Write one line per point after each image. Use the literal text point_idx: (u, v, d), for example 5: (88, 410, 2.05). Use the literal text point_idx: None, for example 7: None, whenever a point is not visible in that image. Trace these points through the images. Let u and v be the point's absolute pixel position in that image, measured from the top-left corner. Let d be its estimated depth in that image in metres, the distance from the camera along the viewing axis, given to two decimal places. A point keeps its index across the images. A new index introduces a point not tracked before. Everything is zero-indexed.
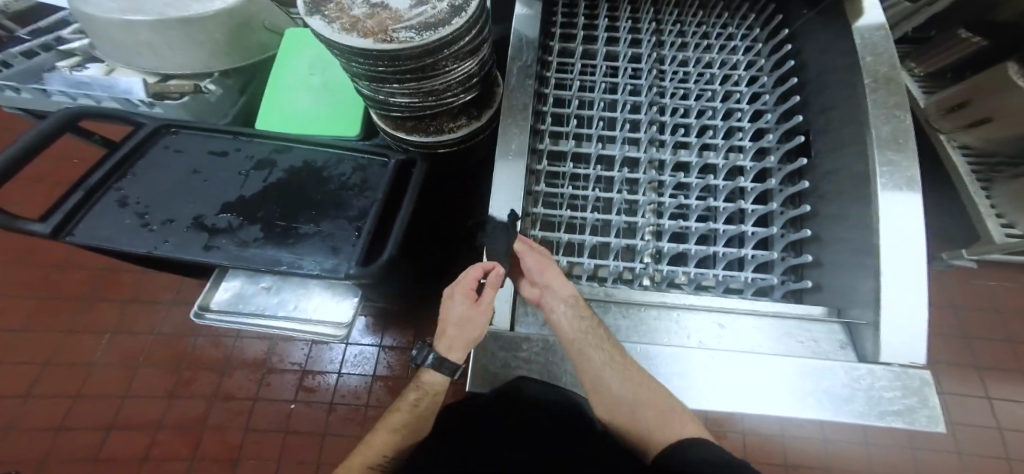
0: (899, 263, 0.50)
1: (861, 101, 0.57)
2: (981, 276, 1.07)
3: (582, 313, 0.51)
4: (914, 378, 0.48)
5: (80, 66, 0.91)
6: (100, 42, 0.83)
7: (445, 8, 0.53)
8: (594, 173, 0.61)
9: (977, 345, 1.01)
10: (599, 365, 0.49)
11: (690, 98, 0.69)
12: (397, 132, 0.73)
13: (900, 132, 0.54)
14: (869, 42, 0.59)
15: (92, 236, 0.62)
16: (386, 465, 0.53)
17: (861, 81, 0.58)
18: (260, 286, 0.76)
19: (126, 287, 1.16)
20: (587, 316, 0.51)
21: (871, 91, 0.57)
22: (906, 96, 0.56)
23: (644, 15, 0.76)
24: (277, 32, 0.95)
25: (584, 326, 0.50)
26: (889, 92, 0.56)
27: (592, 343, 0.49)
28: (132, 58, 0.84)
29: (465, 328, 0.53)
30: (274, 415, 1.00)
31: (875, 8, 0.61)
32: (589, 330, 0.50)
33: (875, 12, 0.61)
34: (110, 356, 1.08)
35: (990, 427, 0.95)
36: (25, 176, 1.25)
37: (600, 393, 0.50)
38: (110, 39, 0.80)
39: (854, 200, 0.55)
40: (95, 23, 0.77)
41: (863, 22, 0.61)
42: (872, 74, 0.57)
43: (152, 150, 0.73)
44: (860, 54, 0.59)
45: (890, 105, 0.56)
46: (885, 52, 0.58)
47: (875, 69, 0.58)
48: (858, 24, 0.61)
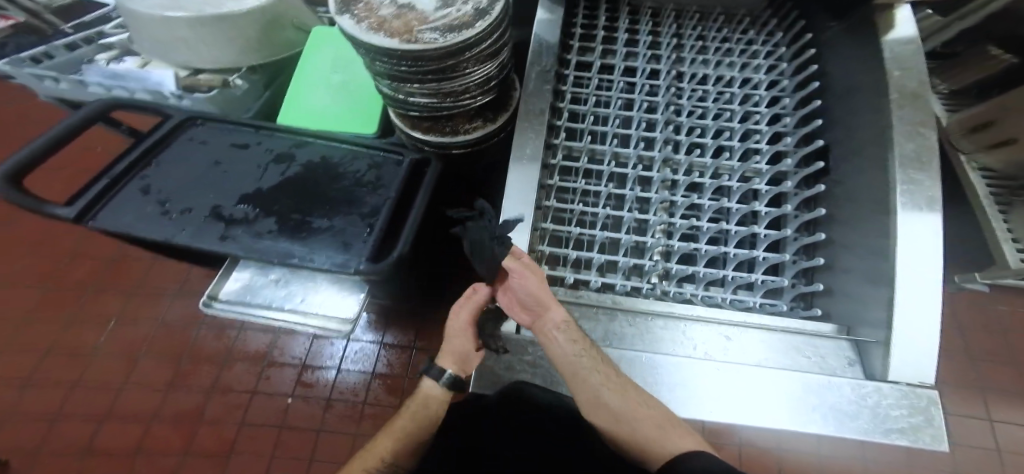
0: (916, 282, 0.50)
1: (886, 117, 0.58)
2: (991, 300, 1.07)
3: (577, 337, 0.50)
4: (922, 397, 0.48)
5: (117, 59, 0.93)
6: (139, 37, 0.85)
7: (469, 11, 0.54)
8: (606, 191, 0.62)
9: (983, 368, 1.01)
10: (596, 384, 0.47)
11: (707, 117, 0.68)
12: (414, 131, 0.74)
13: (924, 151, 0.54)
14: (898, 56, 0.60)
15: (113, 222, 0.63)
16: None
17: (886, 97, 0.58)
18: (269, 278, 0.77)
19: (137, 275, 1.18)
20: (582, 339, 0.50)
21: (897, 108, 0.57)
22: (931, 115, 0.56)
23: (665, 30, 0.76)
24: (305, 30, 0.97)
25: (578, 349, 0.49)
26: (914, 110, 0.57)
27: (587, 367, 0.48)
28: (166, 52, 0.86)
29: (455, 341, 0.53)
30: (272, 410, 1.01)
31: (906, 22, 0.62)
32: (584, 353, 0.49)
33: (907, 26, 0.62)
34: (112, 344, 1.10)
35: (989, 449, 0.94)
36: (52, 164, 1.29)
37: (596, 405, 0.47)
38: (149, 35, 0.83)
39: (872, 218, 0.56)
40: (138, 18, 0.79)
41: (894, 35, 0.62)
42: (899, 90, 0.58)
43: (177, 141, 0.74)
44: (888, 69, 0.60)
45: (915, 122, 0.56)
46: (914, 67, 0.59)
47: (902, 85, 0.58)
48: (888, 37, 0.62)
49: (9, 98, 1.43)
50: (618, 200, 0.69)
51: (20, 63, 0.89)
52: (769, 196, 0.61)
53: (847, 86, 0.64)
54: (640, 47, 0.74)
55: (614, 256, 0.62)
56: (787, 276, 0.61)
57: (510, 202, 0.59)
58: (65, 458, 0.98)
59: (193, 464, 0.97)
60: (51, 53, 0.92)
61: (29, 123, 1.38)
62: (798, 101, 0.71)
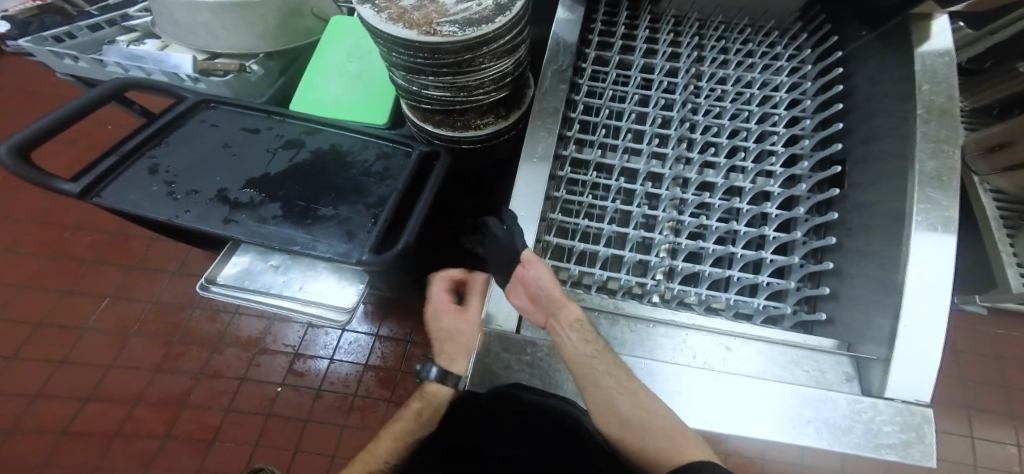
0: (922, 303, 0.50)
1: (911, 131, 0.57)
2: (986, 323, 1.08)
3: (589, 337, 0.50)
4: (916, 414, 0.49)
5: (137, 41, 0.93)
6: (161, 21, 0.85)
7: (490, 5, 0.53)
8: (614, 206, 0.61)
9: (971, 387, 1.02)
10: (610, 391, 0.48)
11: (721, 136, 0.67)
12: (424, 124, 0.73)
13: (946, 169, 0.54)
14: (930, 68, 0.59)
15: (117, 200, 0.63)
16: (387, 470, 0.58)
17: (913, 110, 0.58)
18: (269, 264, 0.77)
19: (135, 253, 1.18)
20: (593, 339, 0.50)
21: (923, 122, 0.56)
22: (958, 131, 0.55)
23: (685, 42, 0.74)
24: (325, 18, 0.96)
25: (590, 349, 0.49)
26: (941, 126, 0.56)
27: (601, 371, 0.49)
28: (185, 35, 0.86)
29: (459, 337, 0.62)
30: (260, 397, 1.01)
31: (943, 33, 0.60)
32: (595, 354, 0.49)
33: (943, 37, 0.60)
34: (103, 322, 1.10)
35: (968, 465, 0.96)
36: (63, 137, 1.29)
37: (603, 412, 0.49)
38: (172, 19, 0.83)
39: (886, 237, 0.56)
40: (163, 5, 0.80)
41: (928, 46, 0.60)
42: (927, 104, 0.57)
43: (188, 123, 0.74)
44: (918, 81, 0.58)
45: (941, 139, 0.55)
46: (944, 81, 0.58)
47: (931, 98, 0.57)
48: (921, 48, 0.60)
49: (23, 68, 1.43)
50: (624, 215, 0.68)
51: (43, 42, 0.90)
52: (778, 220, 0.61)
53: (875, 100, 0.64)
54: (657, 59, 0.73)
55: (617, 271, 0.61)
56: (789, 303, 0.61)
57: (520, 202, 0.59)
58: (47, 437, 0.98)
59: (175, 450, 0.97)
60: (74, 33, 0.91)
61: (41, 94, 1.38)
62: (819, 122, 0.69)
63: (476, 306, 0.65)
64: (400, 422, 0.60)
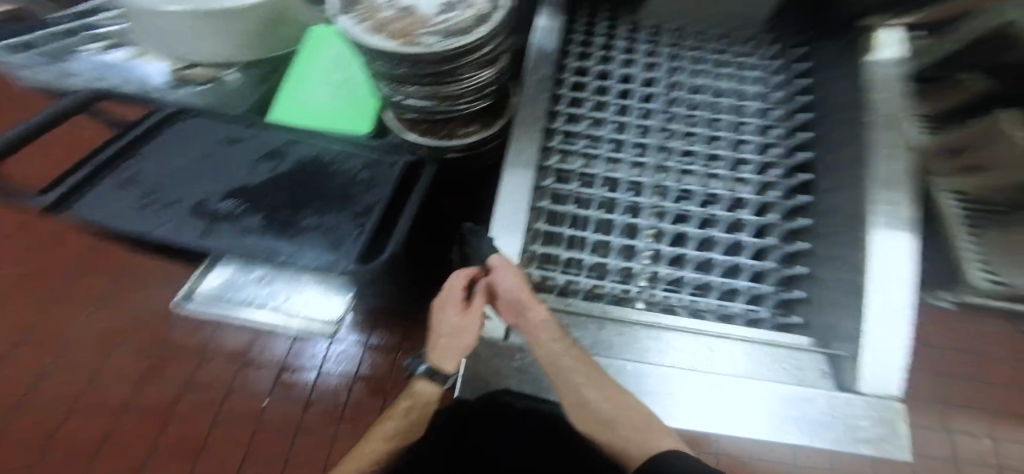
0: (886, 301, 0.52)
1: (866, 134, 0.60)
2: (956, 317, 1.12)
3: (557, 335, 0.50)
4: (889, 408, 0.51)
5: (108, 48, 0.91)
6: (134, 28, 0.84)
7: (471, 15, 0.52)
8: (598, 216, 0.62)
9: (943, 380, 1.06)
10: (583, 384, 0.49)
11: (698, 145, 0.69)
12: (407, 132, 0.70)
13: (901, 174, 0.57)
14: (884, 75, 0.63)
15: (90, 213, 0.61)
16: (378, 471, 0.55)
17: (873, 117, 0.60)
18: (252, 276, 0.74)
19: (111, 265, 1.13)
20: (560, 337, 0.50)
21: (880, 130, 0.60)
22: (910, 137, 0.59)
23: (663, 53, 0.76)
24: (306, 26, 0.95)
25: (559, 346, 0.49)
26: (896, 133, 0.59)
27: (571, 369, 0.50)
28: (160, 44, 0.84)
29: (459, 336, 0.52)
30: (247, 408, 0.98)
31: (893, 44, 0.65)
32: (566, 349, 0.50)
33: (891, 47, 0.65)
34: (82, 335, 1.06)
35: (944, 459, 1.00)
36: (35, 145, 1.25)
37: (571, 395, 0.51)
38: (141, 26, 0.79)
39: (850, 237, 0.58)
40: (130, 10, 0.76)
41: (878, 56, 0.64)
42: (884, 112, 0.60)
43: (165, 134, 0.73)
44: (873, 90, 0.62)
45: (897, 144, 0.59)
46: (895, 86, 0.62)
47: (886, 107, 0.61)
48: (872, 58, 0.64)
49: None
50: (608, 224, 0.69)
51: None
52: (753, 226, 0.64)
53: (838, 106, 0.67)
54: (636, 69, 0.75)
55: (602, 281, 0.63)
56: (767, 308, 0.64)
57: (503, 208, 0.59)
58: (25, 455, 0.95)
59: (160, 465, 0.94)
60: None
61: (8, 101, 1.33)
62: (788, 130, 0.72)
63: (483, 305, 0.53)
64: (386, 424, 0.59)
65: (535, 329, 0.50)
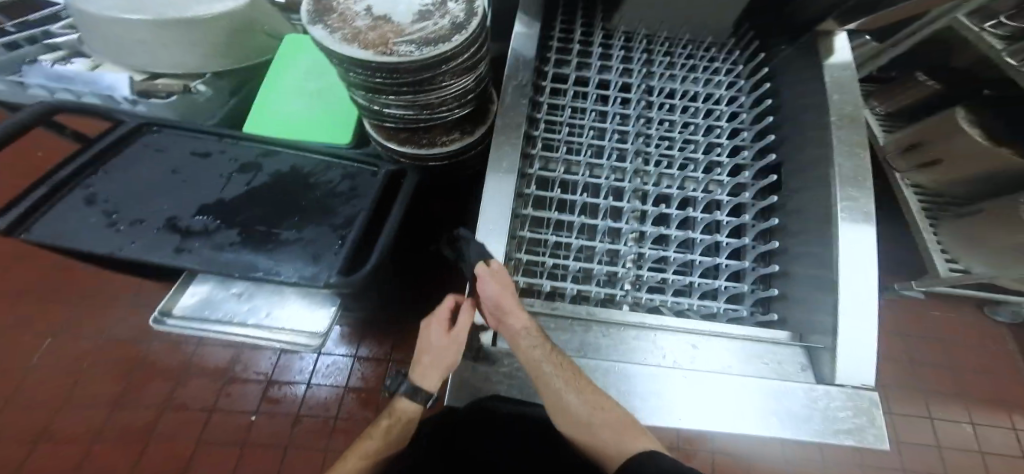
0: (855, 293, 0.54)
1: (827, 133, 0.63)
2: (926, 307, 1.17)
3: (535, 342, 0.50)
4: (865, 398, 0.52)
5: (64, 61, 0.87)
6: (91, 39, 0.81)
7: (446, 24, 0.54)
8: (580, 221, 0.62)
9: (921, 368, 1.10)
10: (560, 388, 0.50)
11: (674, 149, 0.70)
12: (389, 142, 0.73)
13: (860, 169, 0.60)
14: (837, 78, 0.67)
15: (50, 234, 0.58)
16: None
17: (829, 119, 0.64)
18: (231, 292, 0.70)
19: (80, 287, 1.09)
20: (540, 344, 0.50)
21: (837, 129, 0.63)
22: (865, 135, 0.63)
23: (636, 59, 0.77)
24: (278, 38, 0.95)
25: (536, 355, 0.49)
26: (851, 132, 0.63)
27: (551, 370, 0.49)
28: (121, 55, 0.82)
29: (442, 353, 0.54)
30: (232, 427, 0.95)
31: (842, 50, 0.69)
32: (543, 358, 0.49)
33: (843, 52, 0.69)
34: (49, 361, 1.00)
35: (932, 446, 1.02)
36: None
37: (557, 408, 0.51)
38: (102, 36, 0.78)
39: (818, 231, 0.60)
40: (90, 21, 0.76)
41: (833, 60, 0.69)
42: (838, 112, 0.64)
43: (129, 149, 0.70)
44: (829, 91, 0.66)
45: (852, 143, 0.62)
46: (849, 89, 0.66)
47: (841, 107, 0.65)
48: (828, 62, 0.68)
49: None
50: (591, 229, 0.69)
51: None
52: (729, 227, 0.65)
53: (799, 107, 0.69)
54: (612, 76, 0.76)
55: (588, 288, 0.63)
56: (746, 306, 0.64)
57: (484, 215, 0.59)
58: None
59: None
60: None
61: None
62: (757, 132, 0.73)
63: (466, 324, 0.53)
64: (368, 442, 0.58)
65: (516, 335, 0.50)
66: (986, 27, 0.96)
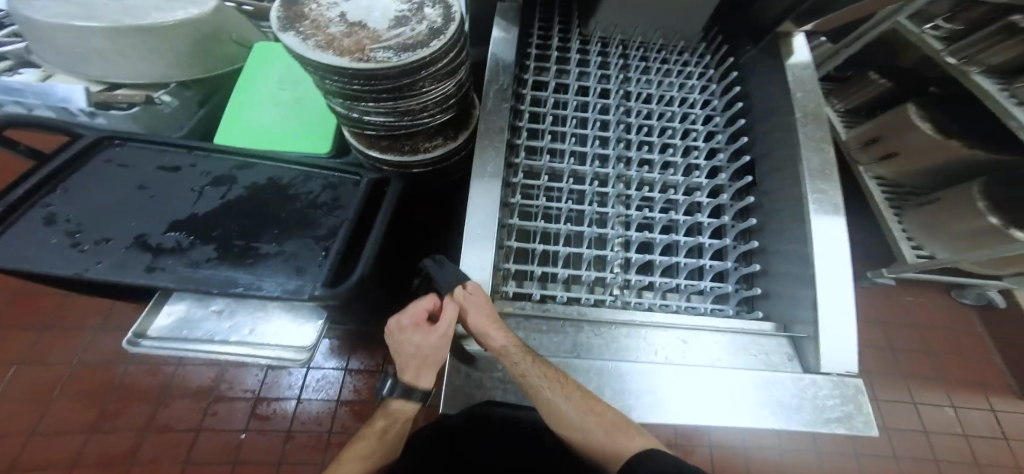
0: (830, 284, 0.57)
1: (794, 131, 0.66)
2: (899, 292, 1.23)
3: (516, 355, 0.50)
4: (851, 385, 0.54)
5: (13, 71, 0.82)
6: (41, 48, 0.76)
7: (424, 30, 0.53)
8: (567, 229, 0.62)
9: (900, 353, 1.15)
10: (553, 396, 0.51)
11: (654, 153, 0.71)
12: (370, 150, 0.72)
13: (825, 164, 0.63)
14: (799, 77, 0.69)
15: (7, 257, 0.54)
16: None
17: (794, 116, 0.66)
18: (211, 309, 0.66)
19: (44, 312, 1.03)
20: (522, 354, 0.50)
21: (803, 125, 0.65)
22: (828, 131, 0.65)
23: (613, 64, 0.78)
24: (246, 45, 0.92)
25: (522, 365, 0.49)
26: (817, 128, 0.66)
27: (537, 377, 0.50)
28: (75, 64, 0.77)
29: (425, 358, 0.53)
30: (221, 448, 0.91)
31: (802, 49, 0.72)
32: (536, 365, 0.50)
33: (802, 52, 0.72)
34: (14, 391, 0.94)
35: (917, 430, 1.06)
36: None
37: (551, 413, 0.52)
38: (55, 46, 0.74)
39: (793, 222, 0.62)
40: (40, 29, 0.71)
41: (794, 60, 0.71)
42: (803, 110, 0.67)
43: (90, 164, 0.66)
44: (793, 89, 0.68)
45: (817, 138, 0.65)
46: (810, 87, 0.69)
47: (805, 105, 0.67)
48: (789, 61, 0.70)
49: None
50: (577, 237, 0.69)
51: None
52: (711, 228, 0.66)
53: (768, 105, 0.71)
54: (590, 82, 0.76)
55: (577, 293, 0.63)
56: (732, 306, 0.65)
57: (470, 220, 0.58)
58: None
59: None
60: None
61: None
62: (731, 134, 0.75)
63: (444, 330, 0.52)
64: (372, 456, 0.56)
65: (501, 350, 0.50)
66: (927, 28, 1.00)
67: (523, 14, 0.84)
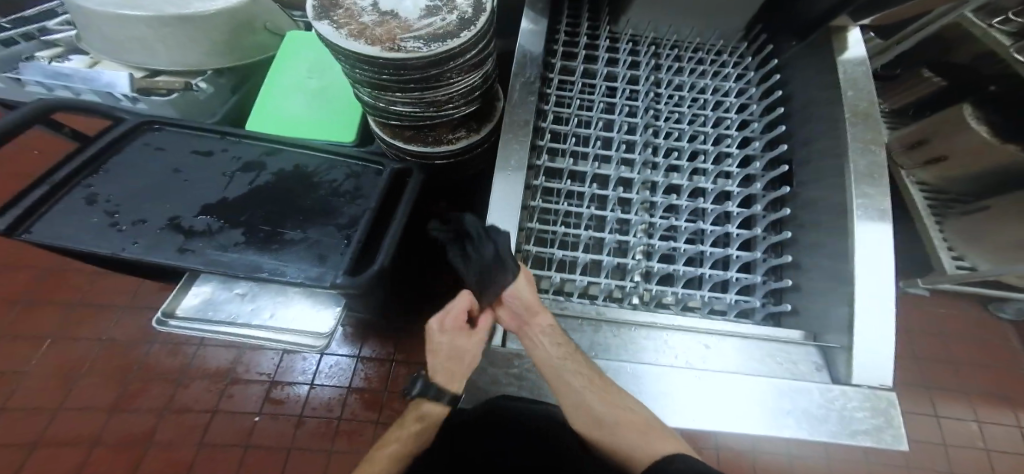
0: (870, 295, 0.54)
1: (842, 132, 0.62)
2: (929, 302, 1.18)
3: (559, 340, 0.50)
4: (882, 399, 0.52)
5: (61, 58, 0.86)
6: (88, 34, 0.79)
7: (454, 20, 0.53)
8: (587, 234, 0.60)
9: (925, 365, 1.10)
10: (578, 388, 0.49)
11: (682, 158, 0.68)
12: (394, 139, 0.72)
13: (875, 167, 0.59)
14: (851, 75, 0.66)
15: (50, 234, 0.57)
16: None
17: (843, 114, 0.63)
18: (235, 292, 0.68)
19: (77, 288, 1.08)
20: (565, 342, 0.51)
21: (850, 125, 0.62)
22: (881, 132, 0.62)
23: (644, 64, 0.75)
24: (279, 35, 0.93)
25: (562, 352, 0.50)
26: (866, 128, 0.62)
27: (572, 371, 0.50)
28: (120, 51, 0.80)
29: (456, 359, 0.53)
30: (235, 429, 0.94)
31: (857, 44, 0.68)
32: (567, 356, 0.50)
33: (857, 48, 0.68)
34: (46, 364, 0.99)
35: (936, 443, 1.02)
36: None
37: (578, 413, 0.50)
38: (101, 33, 0.77)
39: (833, 227, 0.59)
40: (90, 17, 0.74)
41: (847, 56, 0.67)
42: (852, 108, 0.63)
43: (129, 147, 0.69)
44: (843, 88, 0.65)
45: (867, 140, 0.61)
46: (864, 85, 0.65)
47: (856, 104, 0.64)
48: (842, 58, 0.67)
49: None
50: (596, 243, 0.68)
51: None
52: (740, 239, 0.63)
53: (811, 104, 0.68)
54: (618, 82, 0.74)
55: (594, 295, 0.62)
56: (756, 318, 0.63)
57: (493, 214, 0.58)
58: None
59: None
60: None
61: None
62: (767, 141, 0.72)
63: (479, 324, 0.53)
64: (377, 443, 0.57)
65: (539, 332, 0.51)
66: (996, 23, 0.96)
67: (552, 8, 0.82)
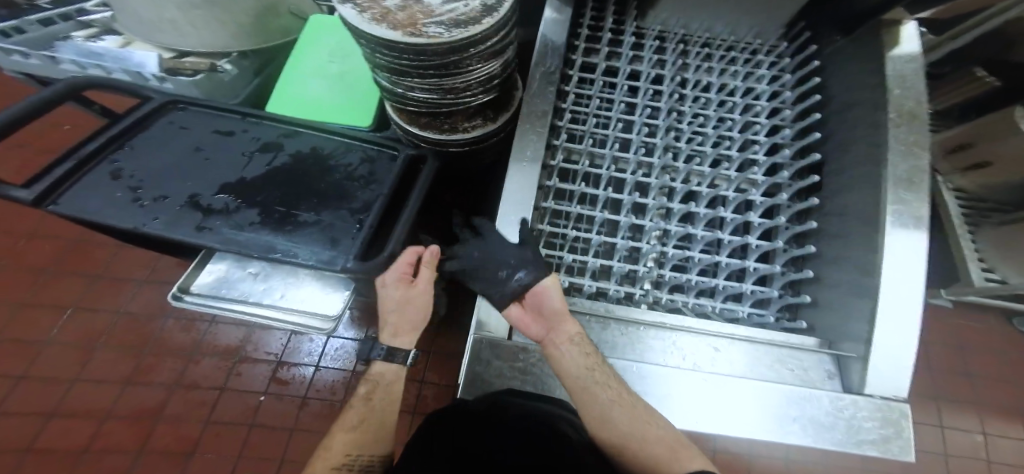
0: (897, 305, 0.52)
1: (883, 133, 0.60)
2: (949, 314, 1.14)
3: (588, 350, 0.52)
4: (895, 410, 0.50)
5: (95, 37, 0.88)
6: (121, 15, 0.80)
7: (477, 6, 0.52)
8: (599, 237, 0.59)
9: (938, 377, 1.07)
10: (607, 403, 0.50)
11: (704, 164, 0.66)
12: (410, 126, 0.72)
13: (915, 171, 0.57)
14: (900, 73, 0.62)
15: (75, 207, 0.58)
16: (351, 463, 0.55)
17: (885, 116, 0.60)
18: (247, 271, 0.69)
19: (97, 261, 1.11)
20: (592, 352, 0.52)
21: (893, 126, 0.59)
22: (928, 134, 0.59)
23: (668, 63, 0.73)
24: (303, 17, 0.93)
25: (590, 362, 0.51)
26: (909, 130, 0.59)
27: (600, 382, 0.51)
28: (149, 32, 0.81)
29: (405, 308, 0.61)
30: (240, 406, 0.97)
31: (911, 41, 0.64)
32: (595, 367, 0.51)
33: (910, 44, 0.64)
34: (66, 333, 1.03)
35: (936, 454, 1.00)
36: (19, 139, 1.25)
37: (605, 426, 0.51)
38: (130, 12, 0.77)
39: (863, 233, 0.58)
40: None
41: (898, 51, 0.63)
42: (897, 109, 0.60)
43: (154, 125, 0.70)
44: (889, 87, 0.62)
45: (910, 143, 0.58)
46: (913, 84, 0.61)
47: (901, 103, 0.61)
48: (892, 54, 0.63)
49: None
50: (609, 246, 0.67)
51: None
52: (758, 251, 0.62)
53: (850, 104, 0.66)
54: (641, 82, 0.72)
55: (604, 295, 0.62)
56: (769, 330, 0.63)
57: (510, 205, 0.58)
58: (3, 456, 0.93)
59: (150, 464, 0.92)
60: (22, 28, 0.85)
61: None
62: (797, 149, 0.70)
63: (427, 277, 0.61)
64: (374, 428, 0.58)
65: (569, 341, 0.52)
66: None
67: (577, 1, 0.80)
